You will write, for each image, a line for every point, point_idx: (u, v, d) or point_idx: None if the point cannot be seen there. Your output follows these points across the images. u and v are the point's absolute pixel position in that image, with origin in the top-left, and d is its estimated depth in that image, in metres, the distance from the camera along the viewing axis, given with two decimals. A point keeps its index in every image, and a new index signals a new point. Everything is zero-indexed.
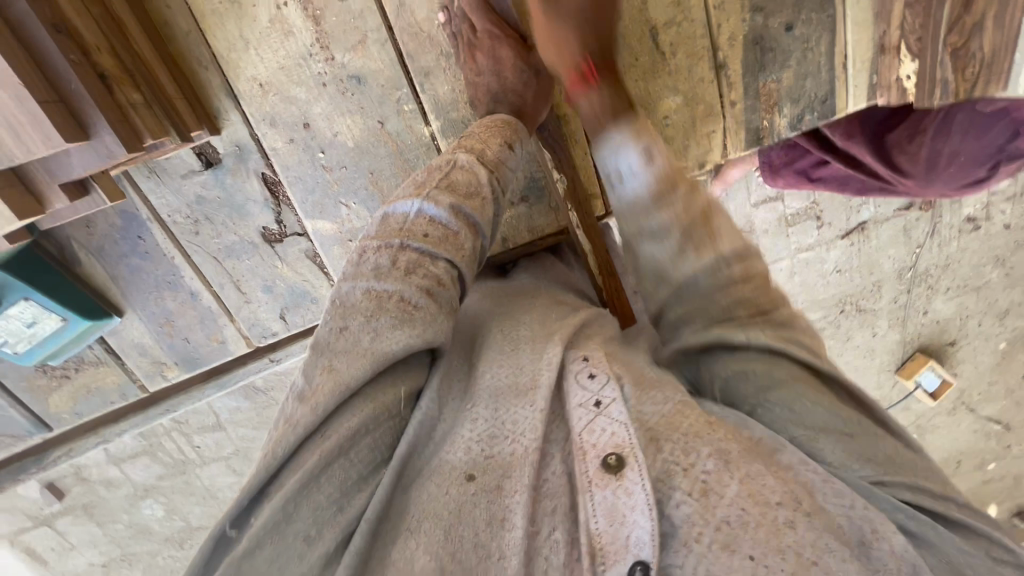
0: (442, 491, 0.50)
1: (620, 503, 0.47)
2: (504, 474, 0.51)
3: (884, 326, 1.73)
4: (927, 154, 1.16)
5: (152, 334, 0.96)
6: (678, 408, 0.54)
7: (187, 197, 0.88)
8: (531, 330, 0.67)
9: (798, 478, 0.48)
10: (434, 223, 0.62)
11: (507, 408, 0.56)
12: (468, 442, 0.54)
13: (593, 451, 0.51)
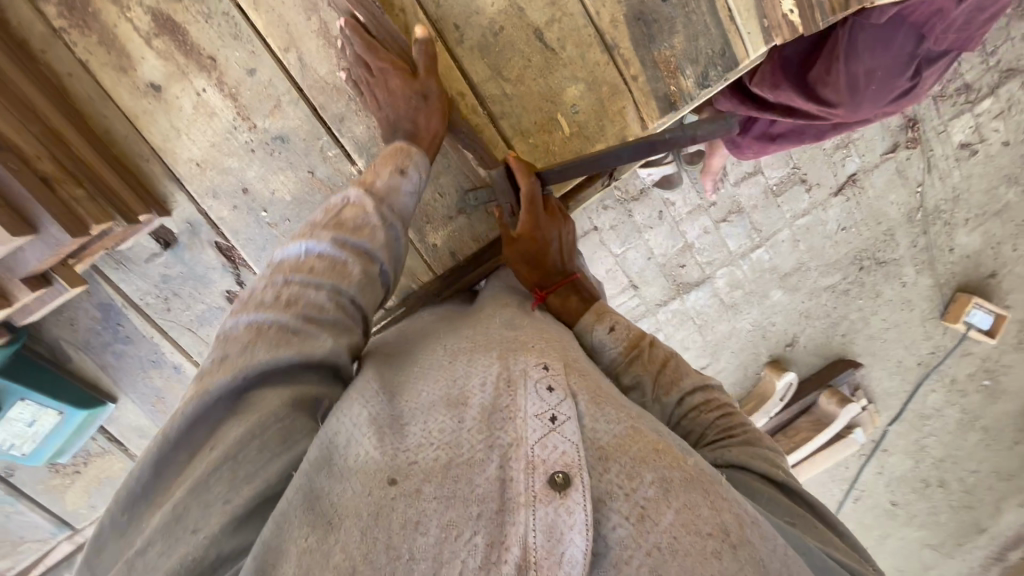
0: (364, 489, 0.58)
1: (560, 520, 0.54)
2: (422, 478, 0.58)
3: (912, 273, 2.18)
4: (847, 78, 1.16)
5: (147, 415, 1.05)
6: (628, 432, 0.62)
7: (153, 279, 0.97)
8: (466, 343, 0.76)
9: (696, 492, 0.58)
10: (319, 257, 0.73)
11: (454, 416, 0.64)
12: (398, 446, 0.61)
13: (541, 466, 0.57)
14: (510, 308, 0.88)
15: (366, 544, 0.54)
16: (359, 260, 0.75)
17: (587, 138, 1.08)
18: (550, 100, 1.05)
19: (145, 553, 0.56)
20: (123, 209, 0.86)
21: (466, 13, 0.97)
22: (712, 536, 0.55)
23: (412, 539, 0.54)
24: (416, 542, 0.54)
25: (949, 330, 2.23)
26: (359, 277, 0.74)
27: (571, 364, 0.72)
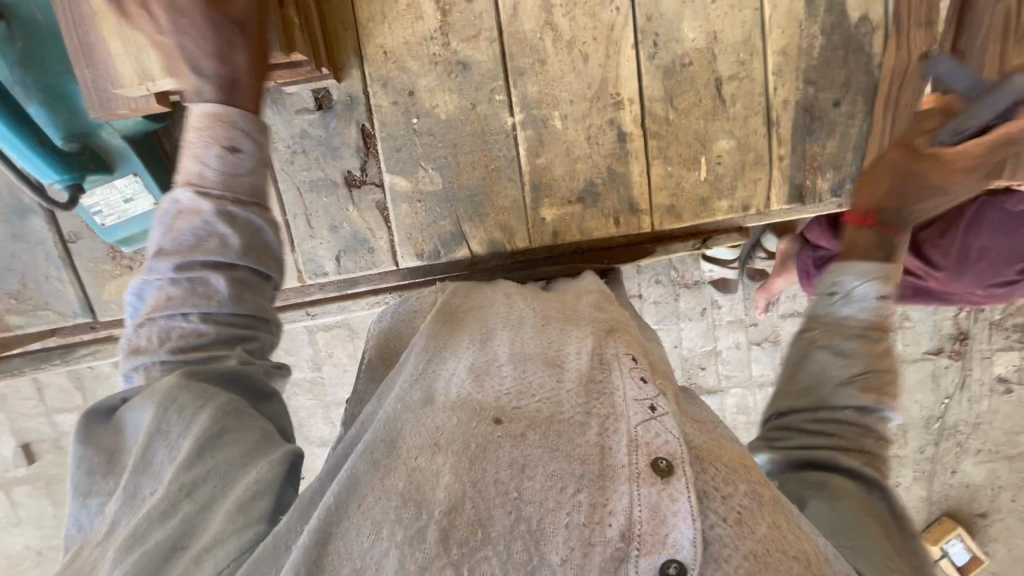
0: (472, 423, 0.63)
1: (664, 503, 0.58)
2: (526, 424, 0.63)
3: (909, 476, 2.51)
4: (959, 247, 1.22)
5: None
6: (715, 441, 0.68)
7: (294, 130, 1.02)
8: (557, 313, 0.80)
9: (782, 512, 0.62)
10: (178, 243, 0.70)
11: (552, 376, 0.69)
12: (498, 391, 0.67)
13: (644, 449, 0.62)
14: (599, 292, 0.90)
15: (475, 472, 0.59)
16: (237, 229, 0.72)
17: (716, 189, 1.12)
18: (700, 142, 1.10)
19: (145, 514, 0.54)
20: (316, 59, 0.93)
21: (669, 36, 1.05)
22: (797, 559, 0.58)
23: (520, 480, 0.59)
24: (523, 483, 0.58)
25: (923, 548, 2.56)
26: (241, 244, 0.72)
27: (653, 359, 0.76)
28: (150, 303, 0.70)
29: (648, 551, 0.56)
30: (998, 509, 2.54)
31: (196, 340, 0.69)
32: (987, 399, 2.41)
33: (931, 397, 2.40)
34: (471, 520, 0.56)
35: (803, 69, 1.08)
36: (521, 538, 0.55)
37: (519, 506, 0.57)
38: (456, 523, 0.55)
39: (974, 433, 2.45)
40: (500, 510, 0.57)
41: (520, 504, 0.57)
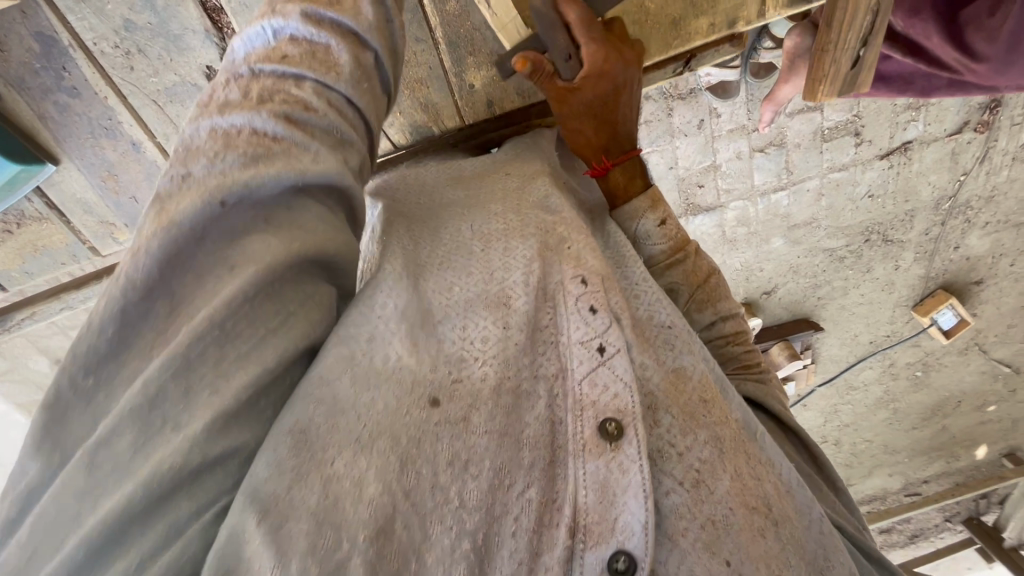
0: (404, 407, 0.54)
1: (613, 479, 0.56)
2: (467, 407, 0.56)
3: (908, 258, 2.50)
4: (1008, 32, 0.98)
5: (97, 190, 1.07)
6: (670, 383, 0.66)
7: (113, 22, 0.90)
8: (499, 225, 0.73)
9: (744, 457, 0.65)
10: (296, 41, 0.54)
11: (480, 312, 0.63)
12: (434, 355, 0.58)
13: (592, 409, 0.59)
14: (552, 180, 0.80)
15: (406, 478, 0.50)
16: (349, 46, 0.56)
17: (693, 4, 0.85)
18: None
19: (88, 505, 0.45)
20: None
21: None
22: (757, 510, 0.62)
23: (462, 483, 0.52)
24: (467, 486, 0.52)
25: (909, 321, 2.70)
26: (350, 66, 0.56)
27: (609, 280, 0.69)
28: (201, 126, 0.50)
29: (596, 544, 0.54)
30: (998, 277, 2.57)
31: (256, 185, 0.48)
32: (1007, 169, 2.25)
33: (945, 176, 2.25)
34: (403, 544, 0.48)
35: None
36: (465, 558, 0.50)
37: (463, 520, 0.51)
38: (387, 553, 0.47)
39: (986, 206, 2.36)
40: (440, 526, 0.50)
41: (463, 515, 0.51)
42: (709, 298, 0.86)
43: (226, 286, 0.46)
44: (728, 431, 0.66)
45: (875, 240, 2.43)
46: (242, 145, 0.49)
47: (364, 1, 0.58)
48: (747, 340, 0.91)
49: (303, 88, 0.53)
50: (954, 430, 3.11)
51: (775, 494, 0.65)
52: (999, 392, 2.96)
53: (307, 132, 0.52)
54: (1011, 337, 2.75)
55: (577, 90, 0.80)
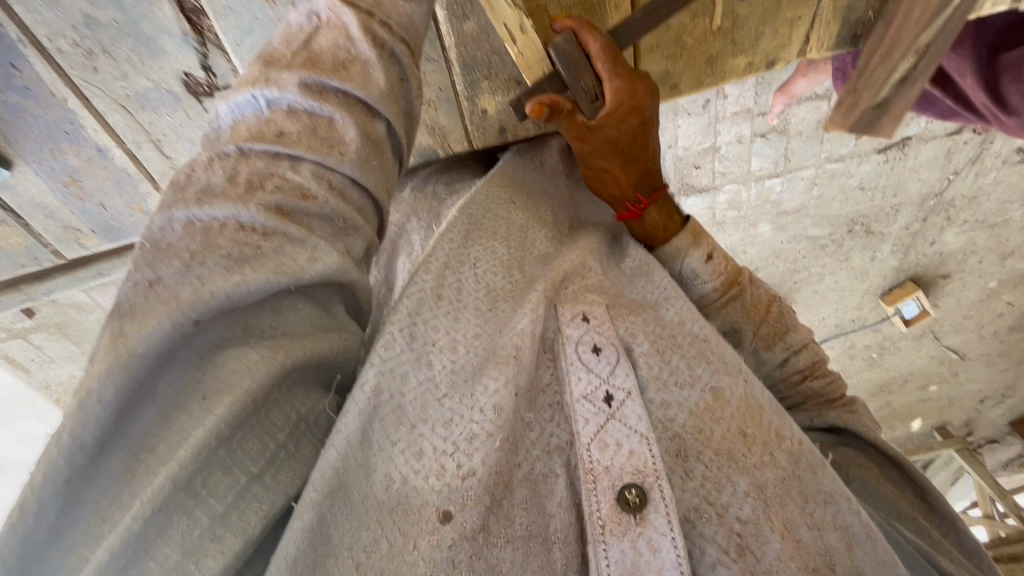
0: (412, 541, 0.48)
1: (642, 562, 0.52)
2: (485, 513, 0.51)
3: (885, 249, 2.54)
4: None
5: (59, 195, 1.12)
6: (697, 424, 0.60)
7: (73, 18, 0.89)
8: (506, 277, 0.66)
9: (795, 504, 0.58)
10: (294, 115, 0.54)
11: (474, 381, 0.56)
12: (437, 458, 0.52)
13: (607, 478, 0.55)
14: (547, 228, 0.74)
15: None
16: (355, 118, 0.55)
17: (733, 43, 0.83)
18: None
19: None
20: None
21: None
22: (817, 573, 0.55)
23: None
24: None
25: (876, 307, 2.80)
26: (355, 139, 0.55)
27: (616, 316, 0.65)
28: (177, 208, 0.49)
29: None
30: (965, 272, 2.65)
31: (257, 286, 0.46)
32: (995, 171, 2.24)
33: (936, 173, 2.25)
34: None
35: None
36: None
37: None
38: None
39: (968, 205, 2.37)
40: None
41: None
42: (778, 334, 0.81)
43: (203, 423, 0.43)
44: (772, 475, 0.58)
45: (858, 231, 2.45)
46: (223, 245, 0.47)
47: (374, 65, 0.58)
48: (831, 371, 0.83)
49: (301, 171, 0.52)
50: (896, 406, 3.32)
51: (840, 546, 0.57)
52: (943, 375, 3.13)
53: (302, 223, 0.51)
54: (965, 328, 2.89)
55: (601, 128, 0.73)
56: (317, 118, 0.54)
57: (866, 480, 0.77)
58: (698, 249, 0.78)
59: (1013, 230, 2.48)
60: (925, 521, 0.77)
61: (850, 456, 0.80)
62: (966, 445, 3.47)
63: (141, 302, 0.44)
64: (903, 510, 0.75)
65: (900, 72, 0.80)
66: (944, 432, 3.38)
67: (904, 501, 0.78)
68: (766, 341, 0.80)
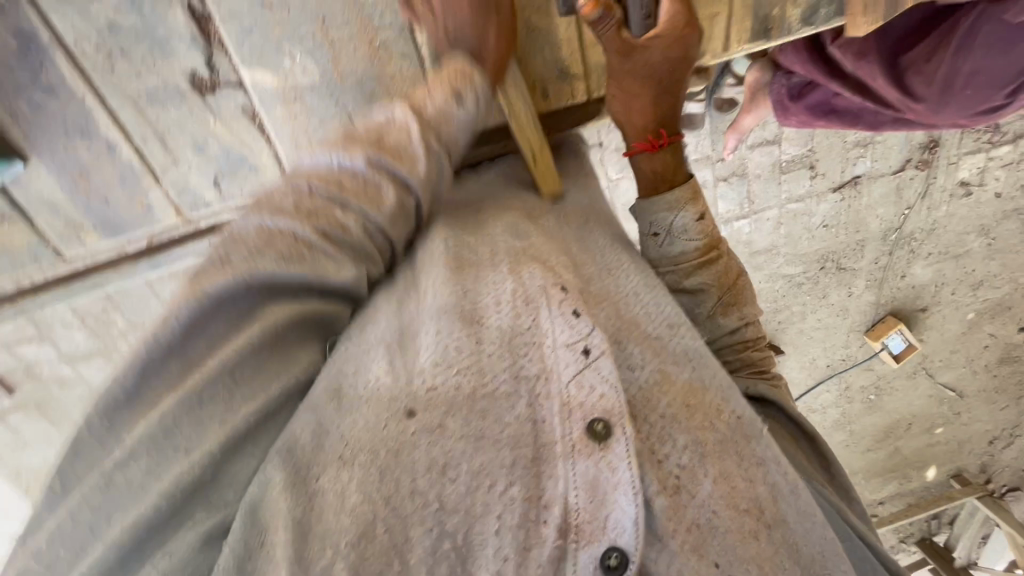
0: (383, 423, 0.57)
1: (602, 478, 0.58)
2: (445, 412, 0.59)
3: (860, 285, 2.64)
4: (945, 74, 1.07)
5: (66, 188, 0.99)
6: (659, 375, 0.67)
7: (98, 23, 0.88)
8: (485, 253, 0.72)
9: (732, 459, 0.66)
10: None
11: (455, 323, 0.64)
12: (414, 376, 0.61)
13: (578, 411, 0.61)
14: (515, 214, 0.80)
15: (387, 486, 0.55)
16: (365, 87, 0.66)
17: None
18: None
19: (126, 467, 0.53)
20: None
21: None
22: (747, 512, 0.63)
23: (442, 485, 0.56)
24: (445, 490, 0.56)
25: (862, 344, 2.81)
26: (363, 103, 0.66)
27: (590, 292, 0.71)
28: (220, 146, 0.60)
29: (587, 544, 0.56)
30: (941, 304, 2.72)
31: None
32: (945, 205, 2.41)
33: (892, 210, 2.41)
34: (386, 545, 0.52)
35: None
36: (446, 557, 0.54)
37: (444, 520, 0.55)
38: (368, 554, 0.52)
39: (928, 238, 2.51)
40: (420, 528, 0.54)
41: (443, 516, 0.55)
42: (727, 275, 0.86)
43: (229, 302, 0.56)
44: (712, 436, 0.66)
45: (830, 267, 2.55)
46: None
47: None
48: (766, 347, 0.92)
49: None
50: (907, 454, 3.18)
51: (769, 497, 0.65)
52: (946, 415, 3.08)
53: None
54: (956, 362, 2.90)
55: (649, 48, 0.80)
56: None
57: (783, 443, 0.83)
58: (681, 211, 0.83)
59: (977, 260, 2.60)
60: (807, 462, 0.84)
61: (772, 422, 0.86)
62: (986, 494, 3.31)
63: None
64: (807, 468, 0.82)
65: None
66: (962, 480, 3.22)
67: (794, 445, 0.85)
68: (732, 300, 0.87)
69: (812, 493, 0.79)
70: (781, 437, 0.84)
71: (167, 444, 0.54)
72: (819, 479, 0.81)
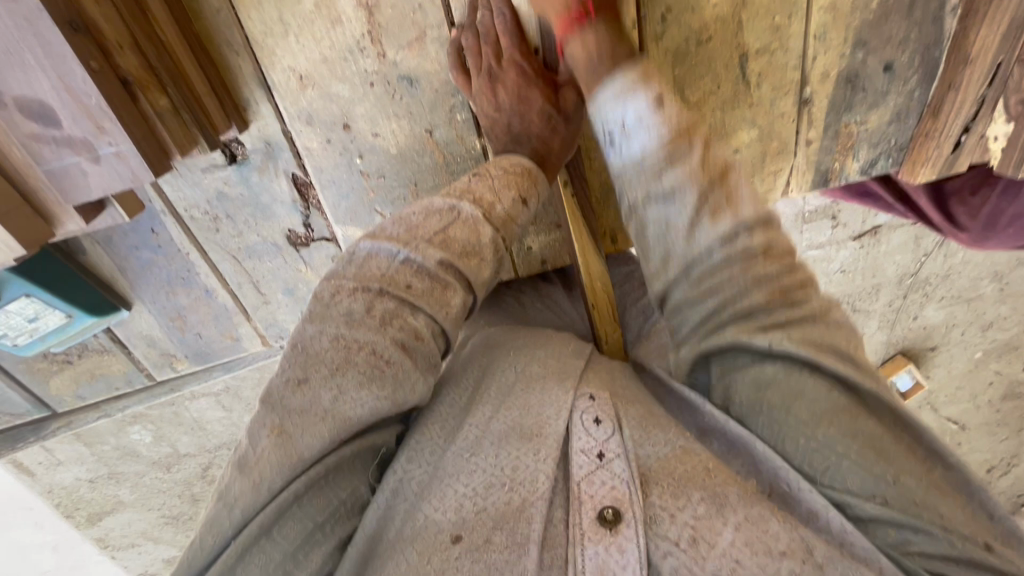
0: (430, 549, 0.65)
1: (611, 560, 0.62)
2: (490, 528, 0.66)
3: (874, 326, 2.37)
4: (988, 210, 1.11)
5: (162, 328, 0.95)
6: (678, 452, 0.70)
7: (207, 192, 0.81)
8: (539, 368, 0.82)
9: (762, 510, 0.63)
10: (420, 275, 0.66)
11: (504, 447, 0.73)
12: (460, 497, 0.69)
13: (590, 503, 0.67)
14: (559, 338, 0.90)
15: None
16: (459, 289, 0.68)
17: None
18: (715, 137, 0.90)
19: None
20: (208, 128, 0.70)
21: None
22: (787, 554, 0.59)
23: None
24: None
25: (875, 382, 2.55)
26: (459, 307, 0.68)
27: (618, 395, 0.78)
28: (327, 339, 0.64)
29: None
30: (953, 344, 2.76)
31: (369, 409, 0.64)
32: None
33: None
34: None
35: (855, 28, 0.84)
36: None
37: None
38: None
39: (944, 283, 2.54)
40: None
41: None
42: (730, 204, 0.67)
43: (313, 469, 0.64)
44: (734, 490, 0.66)
45: (847, 310, 2.30)
46: (359, 362, 0.63)
47: (478, 222, 0.68)
48: (785, 252, 0.68)
49: (417, 319, 0.66)
50: None
51: (817, 538, 0.61)
52: None
53: (412, 356, 0.66)
54: None
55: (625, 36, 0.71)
56: (429, 278, 0.66)
57: (837, 464, 0.62)
58: (631, 169, 0.68)
59: None
60: (886, 439, 0.63)
61: (765, 384, 0.66)
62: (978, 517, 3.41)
63: (292, 396, 0.63)
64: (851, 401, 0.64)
65: (963, 117, 0.89)
66: None
67: (852, 417, 0.63)
68: (777, 285, 0.67)
69: (907, 542, 0.60)
70: (838, 428, 0.63)
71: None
72: (910, 500, 0.60)
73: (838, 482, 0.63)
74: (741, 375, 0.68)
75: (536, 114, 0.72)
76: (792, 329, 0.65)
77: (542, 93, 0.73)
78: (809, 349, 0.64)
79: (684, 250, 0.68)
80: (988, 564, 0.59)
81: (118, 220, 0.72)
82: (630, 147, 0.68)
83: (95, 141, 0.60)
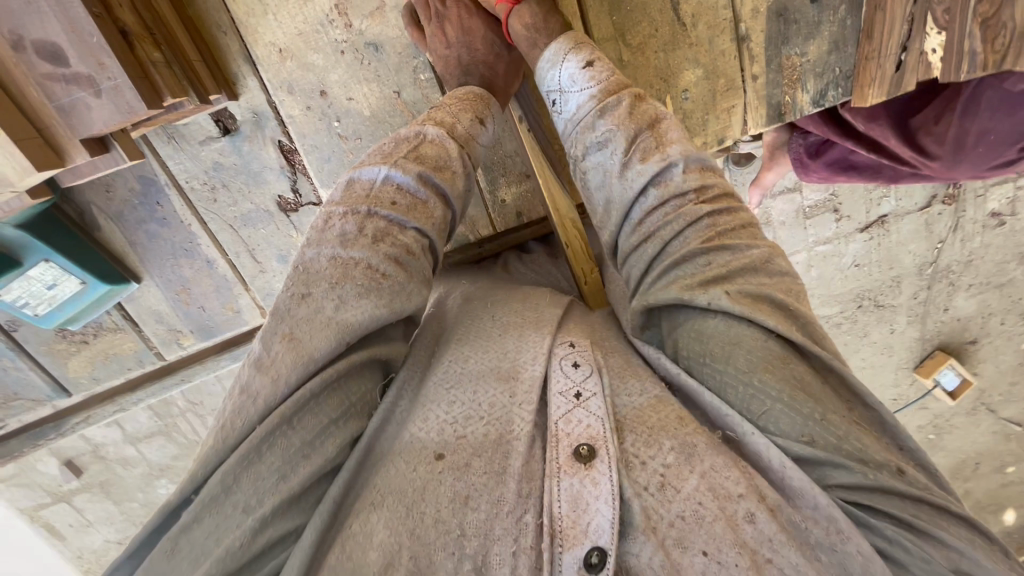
0: (413, 466, 0.65)
1: (585, 492, 0.60)
2: (471, 453, 0.65)
3: (903, 322, 2.11)
4: (955, 134, 1.15)
5: (169, 303, 1.06)
6: (652, 401, 0.68)
7: (205, 164, 0.95)
8: (515, 318, 0.83)
9: (728, 459, 0.62)
10: (403, 192, 0.73)
11: (481, 383, 0.73)
12: (442, 423, 0.69)
13: (567, 439, 0.64)
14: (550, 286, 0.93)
15: (412, 519, 0.61)
16: (437, 198, 0.76)
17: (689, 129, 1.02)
18: (663, 79, 0.98)
19: (190, 530, 0.58)
20: (197, 85, 0.82)
21: None
22: (744, 499, 0.58)
23: (462, 514, 0.61)
24: (467, 517, 0.60)
25: (915, 382, 2.23)
26: (439, 218, 0.75)
27: (599, 345, 0.77)
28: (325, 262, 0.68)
29: (572, 545, 0.58)
30: None
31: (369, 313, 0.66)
32: None
33: None
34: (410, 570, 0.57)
35: None
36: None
37: (463, 544, 0.59)
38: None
39: None
40: (443, 552, 0.59)
41: (464, 541, 0.59)
42: (658, 146, 0.76)
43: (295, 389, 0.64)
44: (703, 441, 0.64)
45: (868, 306, 2.07)
46: (357, 276, 0.67)
47: (444, 139, 0.78)
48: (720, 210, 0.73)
49: (406, 233, 0.72)
50: None
51: (774, 488, 0.60)
52: None
53: (405, 266, 0.70)
54: None
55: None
56: (411, 195, 0.73)
57: (771, 403, 0.62)
58: (573, 126, 0.80)
59: None
60: (817, 385, 0.63)
61: (705, 334, 0.67)
62: None
63: (296, 308, 0.66)
64: (779, 347, 0.64)
65: (901, 36, 0.92)
66: None
67: (784, 363, 0.63)
68: (711, 232, 0.71)
69: (836, 485, 0.58)
70: (771, 369, 0.63)
71: (228, 504, 0.59)
72: (834, 436, 0.60)
73: (774, 427, 0.61)
74: (681, 323, 0.70)
75: (481, 40, 0.87)
76: (732, 283, 0.68)
77: (482, 24, 0.87)
78: (745, 306, 0.65)
79: (638, 223, 0.75)
80: (900, 490, 0.58)
81: (122, 163, 0.83)
82: (570, 107, 0.81)
83: (98, 77, 0.73)
